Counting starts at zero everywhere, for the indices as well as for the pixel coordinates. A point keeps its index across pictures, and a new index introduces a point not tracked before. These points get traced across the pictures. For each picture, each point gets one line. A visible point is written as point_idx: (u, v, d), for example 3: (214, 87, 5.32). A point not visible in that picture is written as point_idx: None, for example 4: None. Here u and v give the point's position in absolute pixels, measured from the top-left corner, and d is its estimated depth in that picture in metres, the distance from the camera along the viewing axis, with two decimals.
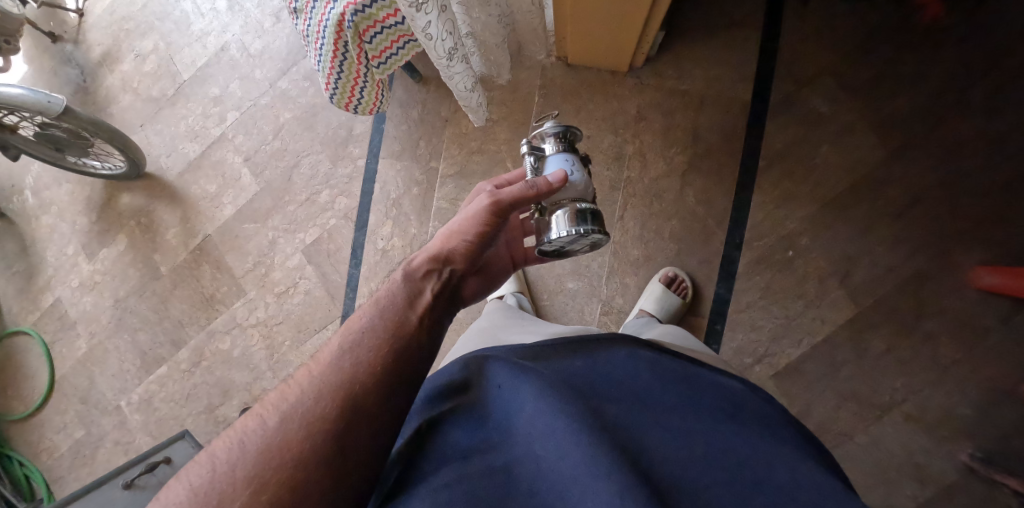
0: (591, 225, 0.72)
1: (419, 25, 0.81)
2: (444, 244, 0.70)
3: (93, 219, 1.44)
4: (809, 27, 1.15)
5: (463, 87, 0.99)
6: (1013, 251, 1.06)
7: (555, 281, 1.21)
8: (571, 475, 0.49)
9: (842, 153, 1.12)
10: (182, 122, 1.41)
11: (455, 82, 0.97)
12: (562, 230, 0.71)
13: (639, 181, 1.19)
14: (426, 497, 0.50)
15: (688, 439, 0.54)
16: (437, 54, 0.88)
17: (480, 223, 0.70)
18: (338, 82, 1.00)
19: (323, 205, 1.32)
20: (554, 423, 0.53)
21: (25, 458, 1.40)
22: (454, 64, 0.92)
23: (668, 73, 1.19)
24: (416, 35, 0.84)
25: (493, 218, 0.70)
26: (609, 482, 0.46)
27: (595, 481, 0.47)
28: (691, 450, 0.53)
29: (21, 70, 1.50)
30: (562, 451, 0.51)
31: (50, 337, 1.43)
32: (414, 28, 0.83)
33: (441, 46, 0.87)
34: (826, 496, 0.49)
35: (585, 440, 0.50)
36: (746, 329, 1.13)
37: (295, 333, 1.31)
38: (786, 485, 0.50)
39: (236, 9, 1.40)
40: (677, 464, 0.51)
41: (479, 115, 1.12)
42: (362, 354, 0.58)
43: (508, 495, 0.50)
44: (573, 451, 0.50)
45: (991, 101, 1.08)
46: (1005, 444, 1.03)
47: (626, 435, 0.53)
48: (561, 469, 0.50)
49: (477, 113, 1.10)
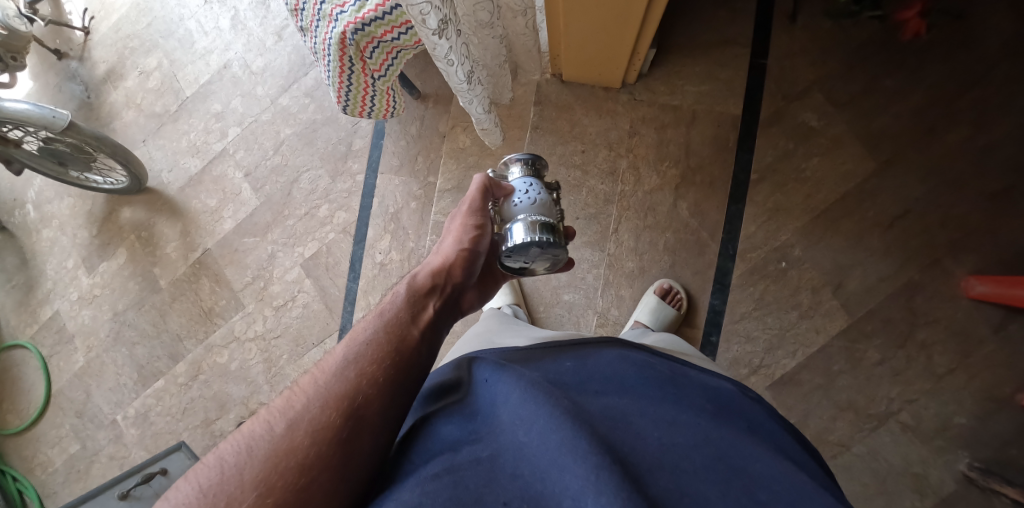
0: (551, 234, 0.69)
1: (439, 51, 0.84)
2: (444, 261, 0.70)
3: (93, 233, 1.45)
4: (797, 43, 1.18)
5: (479, 111, 1.02)
6: (1003, 260, 1.07)
7: (552, 293, 1.22)
8: (552, 463, 0.50)
9: (832, 166, 1.15)
10: (184, 137, 1.43)
11: (470, 107, 1.00)
12: (525, 235, 0.68)
13: (633, 194, 1.21)
14: (414, 488, 0.51)
15: (670, 430, 0.55)
16: (455, 80, 0.91)
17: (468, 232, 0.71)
18: (348, 94, 1.04)
19: (322, 219, 1.34)
20: (538, 412, 0.53)
21: (19, 473, 1.39)
22: (471, 88, 0.95)
23: (660, 88, 1.22)
24: (437, 60, 0.87)
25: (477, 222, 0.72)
26: (587, 461, 0.48)
27: (574, 464, 0.48)
28: (671, 438, 0.54)
29: (26, 86, 1.53)
30: (544, 439, 0.51)
31: (48, 350, 1.43)
32: (434, 55, 0.86)
33: (460, 72, 0.89)
34: (801, 489, 0.50)
35: (565, 427, 0.51)
36: (740, 340, 1.14)
37: (293, 346, 1.31)
38: (761, 473, 0.51)
39: (239, 28, 1.43)
40: (657, 450, 0.52)
41: (495, 137, 1.13)
42: (366, 366, 0.59)
43: (492, 482, 0.51)
44: (554, 436, 0.51)
45: (977, 113, 1.11)
46: (1003, 452, 1.04)
47: (608, 425, 0.54)
48: (544, 457, 0.51)
49: (493, 135, 1.12)
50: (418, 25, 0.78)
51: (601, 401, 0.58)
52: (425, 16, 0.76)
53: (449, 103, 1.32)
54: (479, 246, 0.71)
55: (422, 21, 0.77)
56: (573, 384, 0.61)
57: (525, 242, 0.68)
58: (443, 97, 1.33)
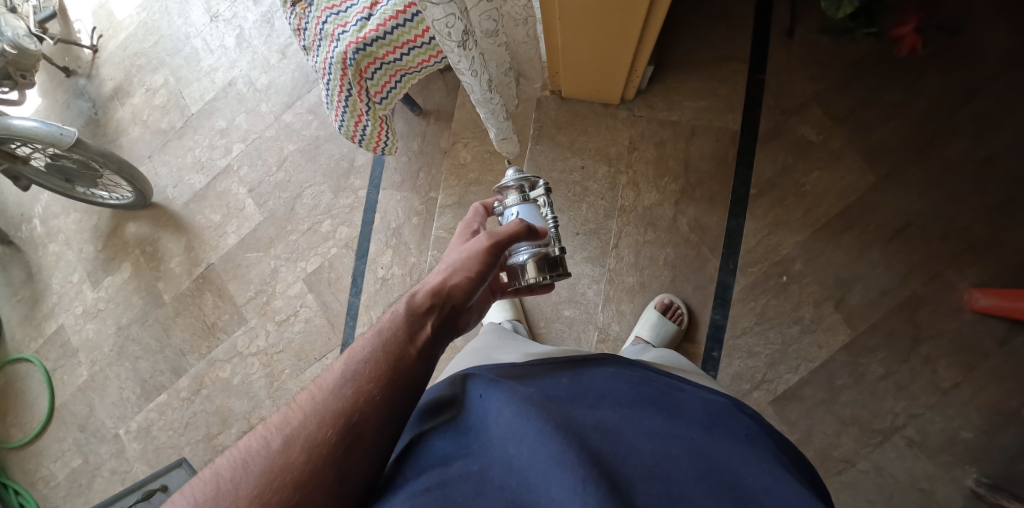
0: (554, 269, 0.75)
1: (461, 65, 0.87)
2: (446, 280, 0.68)
3: (98, 247, 1.47)
4: (795, 59, 1.19)
5: (499, 120, 1.03)
6: (1007, 273, 1.07)
7: (552, 308, 1.22)
8: (541, 476, 0.50)
9: (832, 180, 1.15)
10: (189, 153, 1.45)
11: (490, 117, 1.02)
12: (530, 274, 0.75)
13: (633, 209, 1.22)
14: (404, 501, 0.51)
15: (660, 442, 0.55)
16: (477, 92, 0.93)
17: (480, 261, 0.69)
18: (344, 116, 1.03)
19: (324, 234, 1.35)
20: (528, 427, 0.54)
21: (21, 487, 1.39)
22: (492, 96, 0.97)
23: (658, 104, 1.23)
24: (460, 73, 0.89)
25: (492, 257, 0.70)
26: (574, 475, 0.48)
27: (560, 479, 0.49)
28: (661, 452, 0.54)
29: (35, 102, 1.56)
30: (534, 452, 0.52)
31: (51, 364, 1.44)
32: (456, 68, 0.88)
33: (482, 82, 0.91)
34: (790, 501, 0.50)
35: (555, 441, 0.52)
36: (742, 356, 1.14)
37: (294, 361, 1.31)
38: (751, 488, 0.51)
39: (244, 46, 1.46)
40: (646, 463, 0.53)
41: (511, 146, 1.14)
42: (363, 384, 0.58)
43: (480, 496, 0.51)
44: (543, 452, 0.51)
45: (977, 126, 1.11)
46: (1011, 468, 1.02)
47: (599, 438, 0.55)
48: (533, 470, 0.51)
49: (508, 144, 1.12)
50: (442, 40, 0.81)
51: (593, 414, 0.59)
52: (450, 30, 0.78)
53: (450, 119, 1.34)
54: (485, 276, 0.69)
55: (447, 35, 0.79)
56: (567, 398, 0.61)
57: (531, 281, 0.75)
58: (444, 113, 1.34)
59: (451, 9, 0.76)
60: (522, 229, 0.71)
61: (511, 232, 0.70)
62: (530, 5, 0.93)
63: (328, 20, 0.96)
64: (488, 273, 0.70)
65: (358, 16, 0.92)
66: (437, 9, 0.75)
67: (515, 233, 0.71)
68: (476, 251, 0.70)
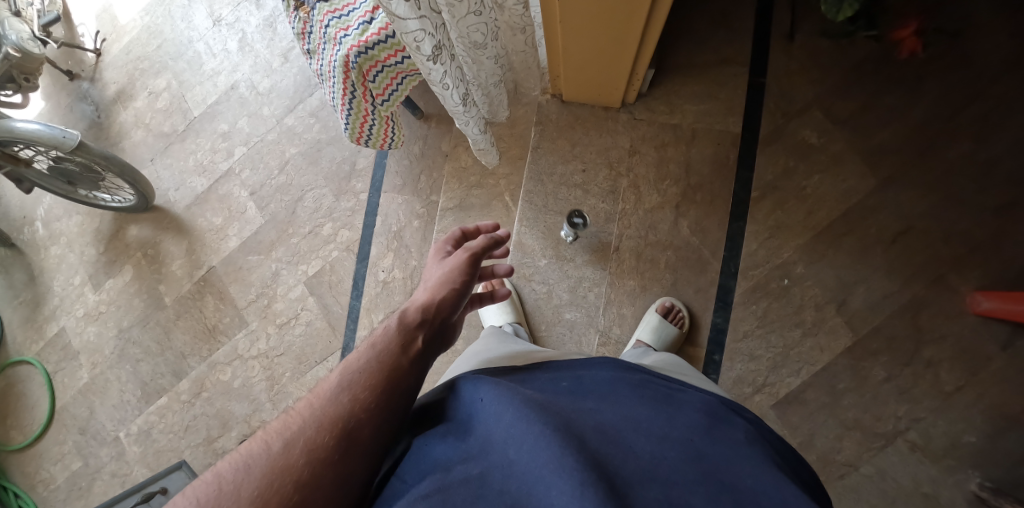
0: None
1: (434, 77, 0.88)
2: (430, 294, 0.70)
3: (100, 250, 1.47)
4: (795, 62, 1.19)
5: (476, 131, 1.04)
6: (1009, 276, 1.07)
7: (553, 311, 1.22)
8: (541, 479, 0.50)
9: (832, 182, 1.15)
10: (191, 156, 1.46)
11: (467, 128, 1.02)
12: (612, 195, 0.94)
13: (634, 212, 1.22)
14: None
15: (662, 445, 0.55)
16: (451, 102, 0.94)
17: (460, 272, 0.72)
18: (348, 119, 1.04)
19: (325, 237, 1.35)
20: (528, 431, 0.54)
21: (20, 489, 1.38)
22: (467, 109, 0.98)
23: (659, 108, 1.23)
24: (433, 85, 0.90)
25: (470, 268, 0.73)
26: (574, 479, 0.48)
27: (560, 481, 0.48)
28: (662, 455, 0.54)
29: (38, 106, 1.56)
30: (533, 454, 0.52)
31: (52, 367, 1.44)
32: (430, 80, 0.89)
33: (455, 94, 0.92)
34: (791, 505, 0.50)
35: (555, 443, 0.51)
36: (744, 359, 1.14)
37: (295, 365, 1.31)
38: (752, 490, 0.51)
39: (246, 50, 1.46)
40: (645, 465, 0.52)
41: (491, 156, 1.15)
42: (360, 390, 0.58)
43: (480, 500, 0.51)
44: (544, 453, 0.51)
45: (978, 130, 1.11)
46: (1014, 472, 1.02)
47: (599, 441, 0.54)
48: (533, 472, 0.51)
49: (488, 155, 1.13)
50: (413, 53, 0.82)
51: (594, 417, 0.58)
52: (420, 44, 0.80)
53: (451, 122, 1.34)
54: (467, 286, 0.72)
55: (417, 48, 0.81)
56: (568, 402, 0.61)
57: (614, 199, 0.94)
58: (445, 117, 1.35)
59: (422, 24, 0.78)
60: (492, 240, 0.78)
61: (484, 241, 0.76)
62: (529, 13, 0.95)
63: (330, 23, 0.95)
64: (470, 285, 0.72)
65: (359, 21, 0.92)
66: (406, 23, 0.76)
67: (487, 244, 0.77)
68: (455, 265, 0.73)
